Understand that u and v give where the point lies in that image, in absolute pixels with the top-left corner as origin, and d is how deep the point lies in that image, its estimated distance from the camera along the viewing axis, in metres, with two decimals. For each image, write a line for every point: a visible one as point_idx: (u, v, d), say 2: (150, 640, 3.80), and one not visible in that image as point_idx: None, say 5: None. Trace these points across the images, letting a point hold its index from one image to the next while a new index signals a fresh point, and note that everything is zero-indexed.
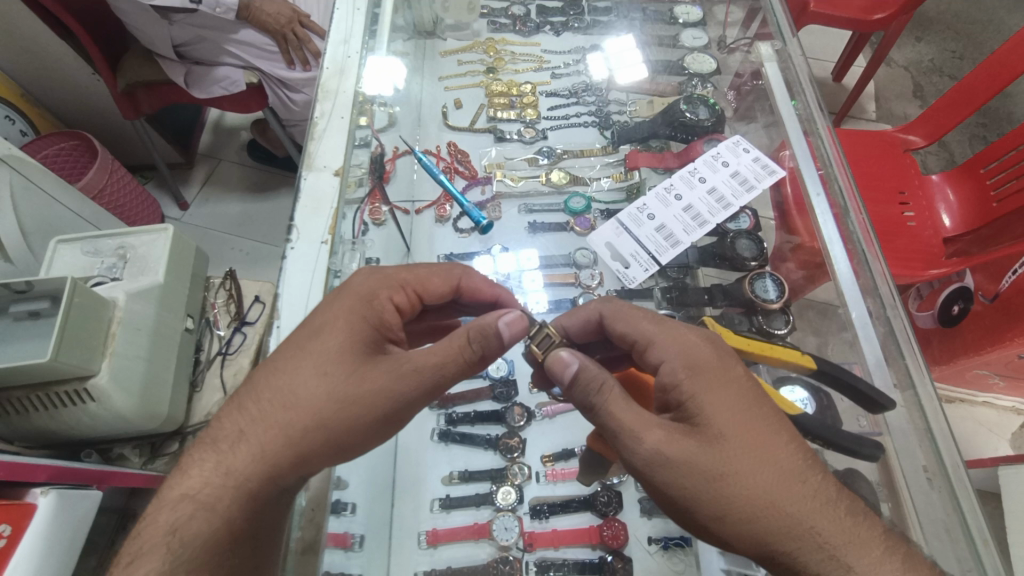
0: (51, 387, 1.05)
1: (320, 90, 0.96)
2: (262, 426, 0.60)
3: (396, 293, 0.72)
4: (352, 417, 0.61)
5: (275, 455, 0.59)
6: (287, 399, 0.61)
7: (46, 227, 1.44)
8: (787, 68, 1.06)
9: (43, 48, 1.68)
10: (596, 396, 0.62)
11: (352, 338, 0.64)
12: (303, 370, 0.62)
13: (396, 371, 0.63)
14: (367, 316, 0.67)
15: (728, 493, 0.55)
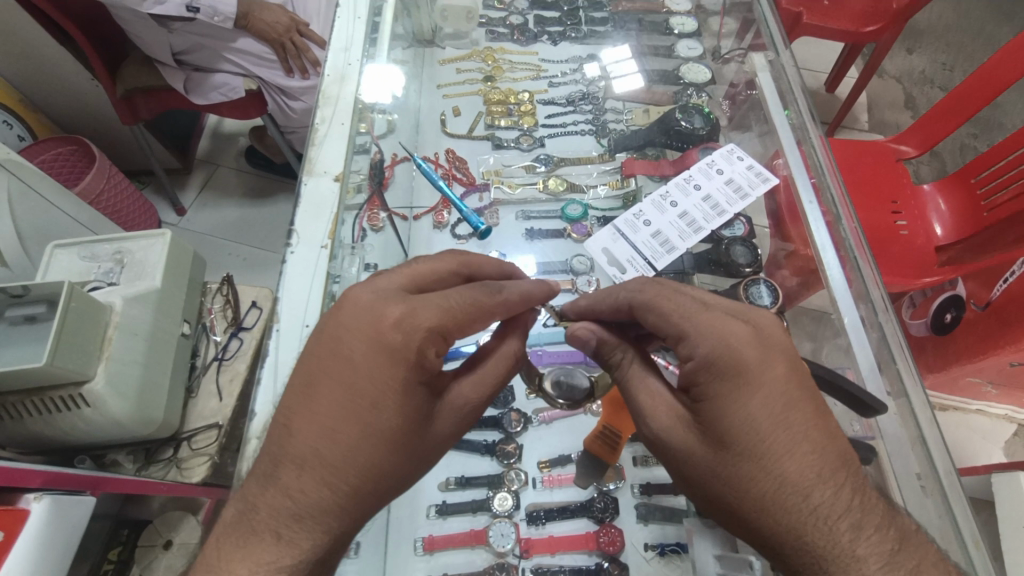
0: (46, 392, 1.04)
1: (321, 96, 0.97)
2: (326, 480, 0.57)
3: (440, 342, 0.64)
4: (413, 460, 0.63)
5: (338, 498, 0.58)
6: (349, 452, 0.58)
7: (43, 231, 1.44)
8: (780, 78, 1.08)
9: (43, 54, 1.69)
10: (616, 371, 0.73)
11: (414, 394, 0.61)
12: (369, 428, 0.59)
13: (451, 408, 0.67)
14: (423, 372, 0.62)
15: (804, 500, 0.55)
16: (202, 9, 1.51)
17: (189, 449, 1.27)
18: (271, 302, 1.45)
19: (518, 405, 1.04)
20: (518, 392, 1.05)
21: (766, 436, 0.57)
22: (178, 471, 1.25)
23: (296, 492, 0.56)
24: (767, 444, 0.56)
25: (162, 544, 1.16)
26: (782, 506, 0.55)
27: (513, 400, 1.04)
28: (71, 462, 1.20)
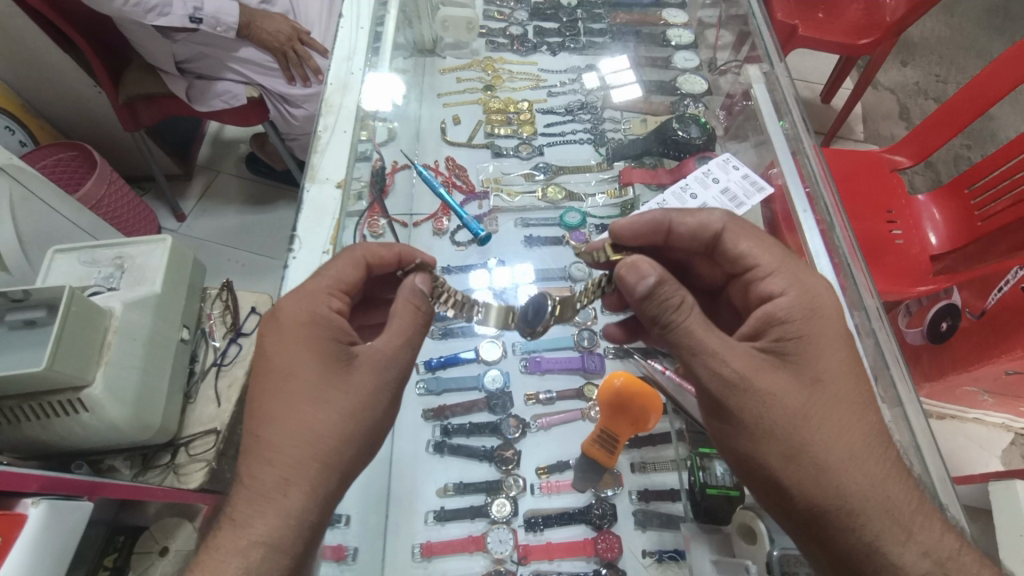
0: (45, 396, 1.05)
1: (324, 105, 0.98)
2: (278, 461, 0.61)
3: (331, 299, 0.70)
4: (356, 419, 0.64)
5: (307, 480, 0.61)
6: (290, 433, 0.62)
7: (43, 236, 1.45)
8: (775, 90, 1.10)
9: (46, 61, 1.70)
10: (673, 313, 0.65)
11: (318, 360, 0.65)
12: (294, 402, 0.63)
13: (376, 363, 0.67)
14: (323, 335, 0.66)
15: (836, 433, 0.63)
16: (204, 21, 1.54)
17: (187, 455, 1.27)
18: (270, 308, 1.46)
19: (516, 411, 1.04)
20: (516, 398, 1.05)
21: (818, 372, 0.65)
22: (176, 476, 1.25)
23: (245, 473, 0.62)
24: (816, 374, 0.65)
25: (158, 550, 1.16)
26: (823, 432, 0.62)
27: (510, 406, 1.04)
28: (68, 467, 1.19)
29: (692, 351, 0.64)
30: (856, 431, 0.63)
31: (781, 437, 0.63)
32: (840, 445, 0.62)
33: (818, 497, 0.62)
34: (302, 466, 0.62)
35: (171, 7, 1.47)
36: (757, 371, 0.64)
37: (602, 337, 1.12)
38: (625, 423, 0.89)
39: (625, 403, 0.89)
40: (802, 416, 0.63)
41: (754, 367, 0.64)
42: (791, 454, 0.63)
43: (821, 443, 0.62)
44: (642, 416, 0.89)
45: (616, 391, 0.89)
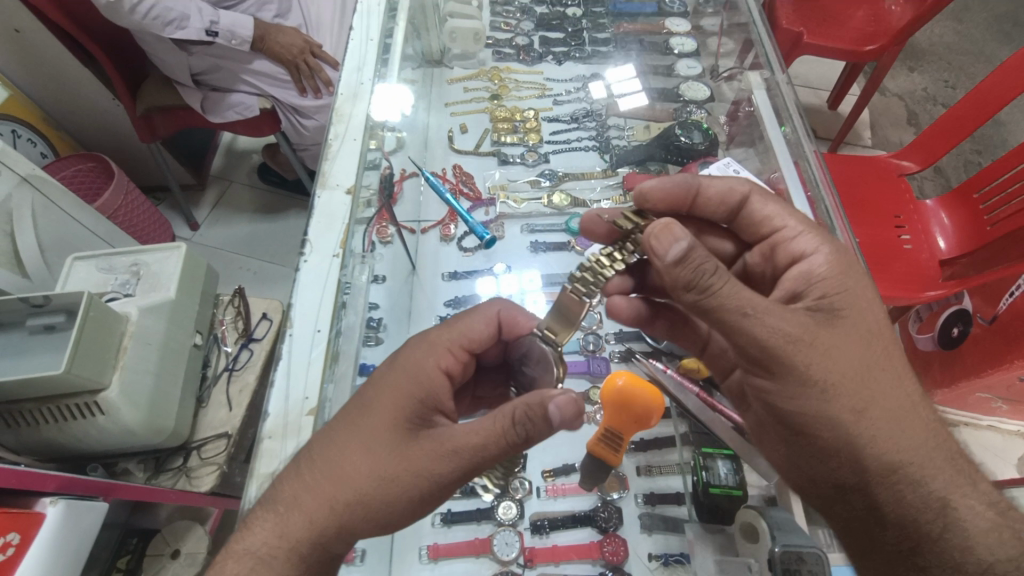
0: (62, 400, 1.07)
1: (335, 114, 1.01)
2: (309, 492, 0.59)
3: (444, 358, 0.69)
4: (395, 495, 0.59)
5: (321, 524, 0.58)
6: (333, 473, 0.59)
7: (63, 245, 1.49)
8: (777, 96, 1.11)
9: (68, 76, 1.76)
10: (709, 277, 0.59)
11: (394, 417, 0.62)
12: (351, 444, 0.61)
13: (439, 450, 0.60)
14: (411, 393, 0.64)
15: (889, 389, 0.64)
16: (221, 34, 1.59)
17: (199, 458, 1.29)
18: (281, 314, 1.48)
19: None
20: None
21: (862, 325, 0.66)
22: (188, 479, 1.27)
23: (280, 482, 0.62)
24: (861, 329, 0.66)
25: (169, 553, 1.19)
26: (878, 389, 0.63)
27: None
28: (83, 469, 1.22)
29: (743, 312, 0.60)
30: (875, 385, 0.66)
31: (848, 395, 0.62)
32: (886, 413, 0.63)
33: (880, 455, 0.62)
34: (328, 510, 0.58)
35: (188, 21, 1.52)
36: (812, 329, 0.63)
37: (608, 341, 1.13)
38: (629, 419, 0.83)
39: (628, 400, 0.82)
40: (862, 372, 0.63)
41: (809, 326, 0.63)
42: (854, 413, 0.62)
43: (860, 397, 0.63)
44: (646, 413, 0.82)
45: (620, 390, 0.83)
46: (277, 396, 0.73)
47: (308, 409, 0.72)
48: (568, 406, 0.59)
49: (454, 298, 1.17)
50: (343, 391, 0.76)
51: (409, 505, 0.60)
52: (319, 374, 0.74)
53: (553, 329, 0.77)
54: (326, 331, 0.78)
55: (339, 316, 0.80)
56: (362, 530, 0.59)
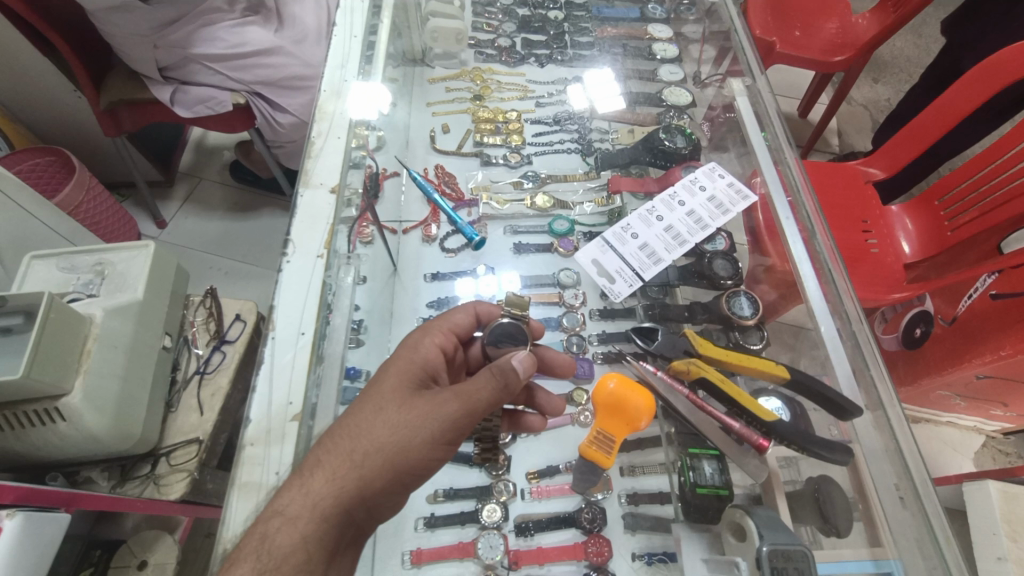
0: (19, 406, 1.02)
1: (317, 111, 0.97)
2: (328, 450, 0.61)
3: (437, 336, 0.77)
4: (409, 439, 0.61)
5: (345, 476, 0.59)
6: (351, 430, 0.62)
7: (20, 243, 1.42)
8: (757, 103, 1.13)
9: (25, 64, 1.67)
10: None
11: (400, 379, 0.68)
12: (364, 405, 0.64)
13: (443, 392, 0.64)
14: (413, 362, 0.71)
15: None
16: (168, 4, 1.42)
17: (168, 465, 1.24)
18: (255, 315, 1.44)
19: None
20: None
21: None
22: (156, 488, 1.22)
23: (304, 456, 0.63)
24: None
25: (136, 564, 1.14)
26: None
27: None
28: (41, 480, 1.16)
29: None
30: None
31: None
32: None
33: None
34: (353, 462, 0.60)
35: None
36: None
37: (591, 342, 1.14)
38: (620, 423, 0.84)
39: (617, 406, 0.83)
40: None
41: None
42: None
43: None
44: (632, 419, 0.83)
45: (610, 395, 0.83)
46: (258, 400, 0.70)
47: (293, 414, 0.69)
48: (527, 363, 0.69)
49: (437, 299, 1.16)
50: (327, 394, 0.74)
51: (421, 450, 0.62)
52: (304, 378, 0.71)
53: (516, 306, 0.84)
54: (311, 335, 0.74)
55: (324, 319, 0.77)
56: (381, 479, 0.60)
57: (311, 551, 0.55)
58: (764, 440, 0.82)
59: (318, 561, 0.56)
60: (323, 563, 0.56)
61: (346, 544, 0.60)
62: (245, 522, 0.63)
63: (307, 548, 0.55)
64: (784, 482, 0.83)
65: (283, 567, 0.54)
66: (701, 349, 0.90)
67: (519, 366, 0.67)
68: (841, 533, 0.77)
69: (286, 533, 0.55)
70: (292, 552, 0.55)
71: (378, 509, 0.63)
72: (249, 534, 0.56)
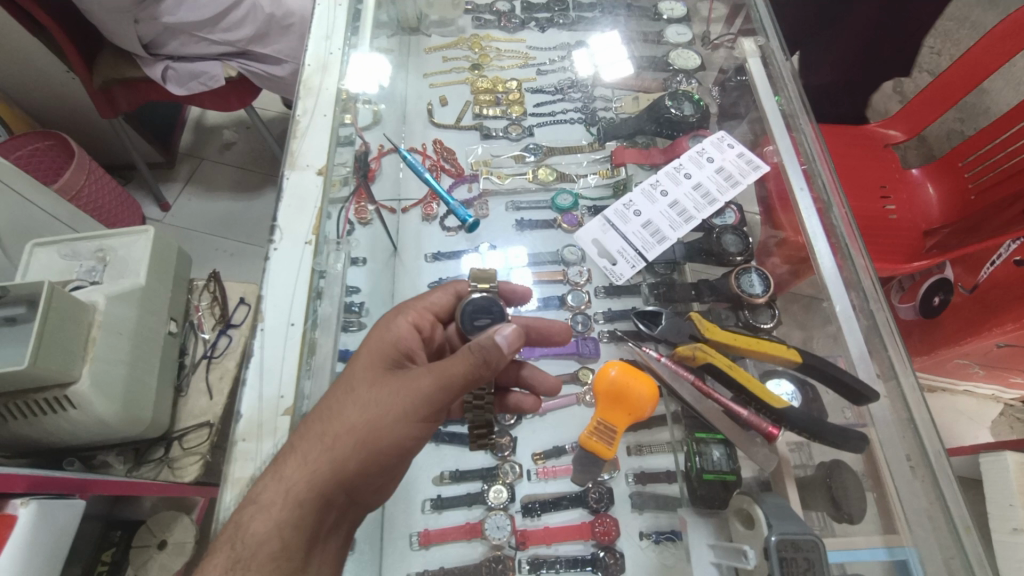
0: (28, 395, 1.02)
1: (303, 86, 0.92)
2: (302, 435, 0.60)
3: (412, 317, 0.76)
4: (379, 418, 0.60)
5: (317, 460, 0.58)
6: (324, 414, 0.61)
7: (22, 229, 1.41)
8: (771, 65, 1.07)
9: (15, 46, 1.63)
10: None
11: (373, 360, 0.67)
12: (336, 389, 0.64)
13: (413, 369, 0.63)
14: (386, 343, 0.70)
15: None
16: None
17: (181, 449, 1.26)
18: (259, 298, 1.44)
19: None
20: None
21: None
22: (170, 470, 1.24)
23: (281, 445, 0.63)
24: None
25: (155, 544, 1.17)
26: None
27: None
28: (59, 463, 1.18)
29: None
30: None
31: None
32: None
33: None
34: (324, 446, 0.59)
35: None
36: None
37: (596, 320, 1.12)
38: (621, 411, 0.82)
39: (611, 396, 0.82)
40: None
41: None
42: None
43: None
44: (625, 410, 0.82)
45: (613, 380, 0.82)
46: (250, 394, 0.69)
47: (285, 408, 0.68)
48: (513, 337, 0.64)
49: (438, 280, 1.13)
50: (321, 384, 0.73)
51: (394, 429, 0.60)
52: (295, 369, 0.70)
53: (482, 280, 0.85)
54: (302, 325, 0.73)
55: (315, 307, 0.76)
56: (354, 461, 0.59)
57: (286, 538, 0.55)
58: (774, 428, 0.80)
59: (296, 548, 0.55)
60: (301, 551, 0.56)
61: (326, 532, 0.59)
62: (232, 509, 0.64)
63: (282, 535, 0.55)
64: (794, 466, 0.80)
65: (258, 556, 0.53)
66: (707, 334, 0.86)
67: (505, 340, 0.63)
68: (853, 521, 0.74)
69: (260, 521, 0.55)
70: (267, 540, 0.54)
71: (360, 495, 0.62)
72: (228, 524, 0.56)
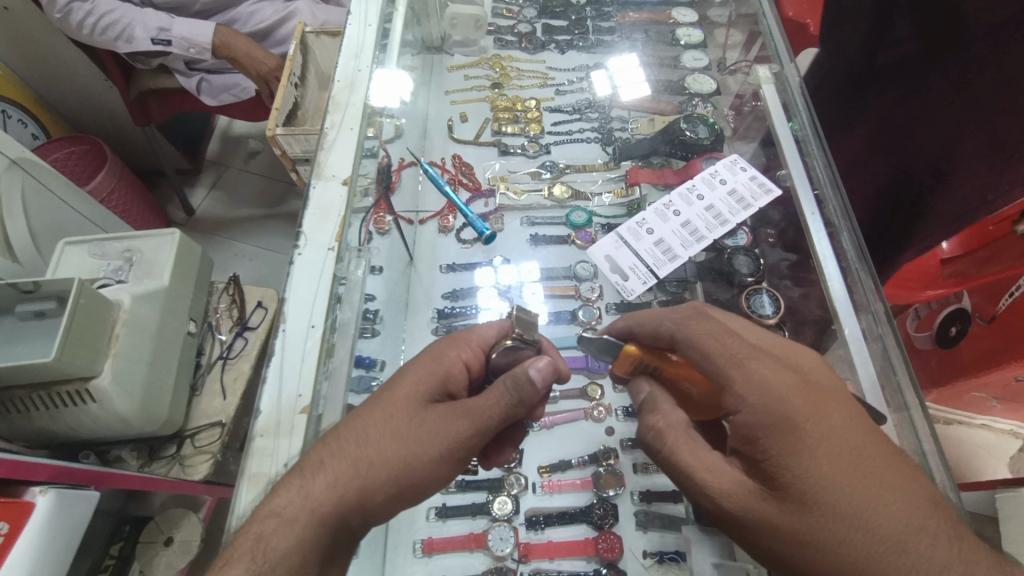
0: (53, 387, 1.06)
1: (331, 101, 0.97)
2: (337, 458, 0.61)
3: (465, 350, 0.71)
4: (413, 455, 0.62)
5: (344, 483, 0.60)
6: (360, 436, 0.63)
7: (55, 228, 1.46)
8: (785, 91, 1.08)
9: (58, 54, 1.71)
10: None
11: (416, 389, 0.67)
12: (373, 415, 0.64)
13: (452, 410, 0.64)
14: (433, 368, 0.69)
15: None
16: (174, 42, 1.57)
17: (193, 447, 1.28)
18: (276, 303, 1.47)
19: None
20: None
21: None
22: (181, 468, 1.26)
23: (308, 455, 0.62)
24: None
25: (163, 541, 1.19)
26: None
27: None
28: (75, 456, 1.21)
29: None
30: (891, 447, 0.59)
31: None
32: (903, 519, 0.53)
33: None
34: (351, 476, 0.60)
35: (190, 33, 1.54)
36: None
37: None
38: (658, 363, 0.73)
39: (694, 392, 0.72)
40: None
41: None
42: None
43: (832, 449, 0.56)
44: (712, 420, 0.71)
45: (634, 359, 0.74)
46: (269, 392, 0.71)
47: (302, 407, 0.70)
48: (547, 370, 0.64)
49: (452, 291, 1.15)
50: (337, 386, 0.75)
51: (425, 469, 0.62)
52: (313, 370, 0.72)
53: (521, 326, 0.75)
54: (321, 328, 0.75)
55: (334, 311, 0.78)
56: (381, 490, 0.61)
57: (306, 557, 0.56)
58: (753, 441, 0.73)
59: (312, 564, 0.57)
60: (316, 566, 0.57)
61: (339, 548, 0.61)
62: (247, 508, 0.65)
63: (302, 550, 0.56)
64: None
65: (277, 569, 0.54)
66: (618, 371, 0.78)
67: (539, 374, 0.63)
68: None
69: (282, 536, 0.56)
70: (288, 555, 0.55)
71: (374, 516, 0.63)
72: (246, 533, 0.56)
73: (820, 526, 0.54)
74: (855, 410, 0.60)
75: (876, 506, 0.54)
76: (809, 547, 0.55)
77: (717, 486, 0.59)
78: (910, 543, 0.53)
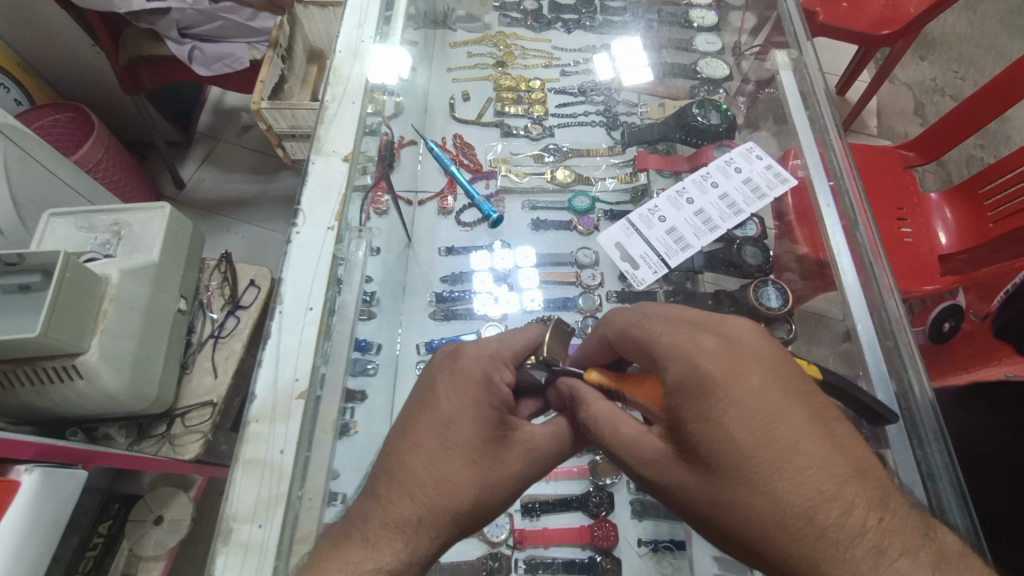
0: (38, 362, 1.02)
1: (332, 74, 0.93)
2: (433, 513, 0.56)
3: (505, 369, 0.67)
4: (495, 498, 0.60)
5: (444, 534, 0.56)
6: (445, 486, 0.57)
7: (40, 199, 1.41)
8: (803, 79, 1.05)
9: (41, 15, 1.63)
10: None
11: (483, 424, 0.61)
12: (454, 459, 0.58)
13: (523, 451, 0.63)
14: (491, 398, 0.63)
15: None
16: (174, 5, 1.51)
17: (183, 426, 1.26)
18: (269, 282, 1.45)
19: None
20: None
21: None
22: (172, 447, 1.24)
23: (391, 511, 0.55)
24: None
25: (152, 519, 1.17)
26: None
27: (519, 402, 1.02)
28: (62, 433, 1.18)
29: None
30: (825, 418, 0.52)
31: None
32: (819, 488, 0.48)
33: None
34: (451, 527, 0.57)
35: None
36: None
37: None
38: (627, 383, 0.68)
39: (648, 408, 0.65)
40: None
41: None
42: None
43: (750, 414, 0.51)
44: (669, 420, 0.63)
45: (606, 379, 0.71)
46: (265, 375, 0.71)
47: (298, 391, 0.70)
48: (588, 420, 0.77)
49: (451, 274, 1.13)
50: (336, 368, 0.72)
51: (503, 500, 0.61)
52: (311, 354, 0.72)
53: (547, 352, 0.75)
54: (319, 310, 0.74)
55: (334, 292, 0.76)
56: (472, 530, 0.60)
57: None
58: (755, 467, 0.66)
59: None
60: None
61: None
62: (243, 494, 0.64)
63: None
64: None
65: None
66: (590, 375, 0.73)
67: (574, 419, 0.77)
68: None
69: None
70: None
71: None
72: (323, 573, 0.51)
73: (723, 489, 0.52)
74: (781, 373, 0.54)
75: (782, 475, 0.49)
76: (716, 511, 0.53)
77: (637, 450, 0.60)
78: (819, 513, 0.48)
